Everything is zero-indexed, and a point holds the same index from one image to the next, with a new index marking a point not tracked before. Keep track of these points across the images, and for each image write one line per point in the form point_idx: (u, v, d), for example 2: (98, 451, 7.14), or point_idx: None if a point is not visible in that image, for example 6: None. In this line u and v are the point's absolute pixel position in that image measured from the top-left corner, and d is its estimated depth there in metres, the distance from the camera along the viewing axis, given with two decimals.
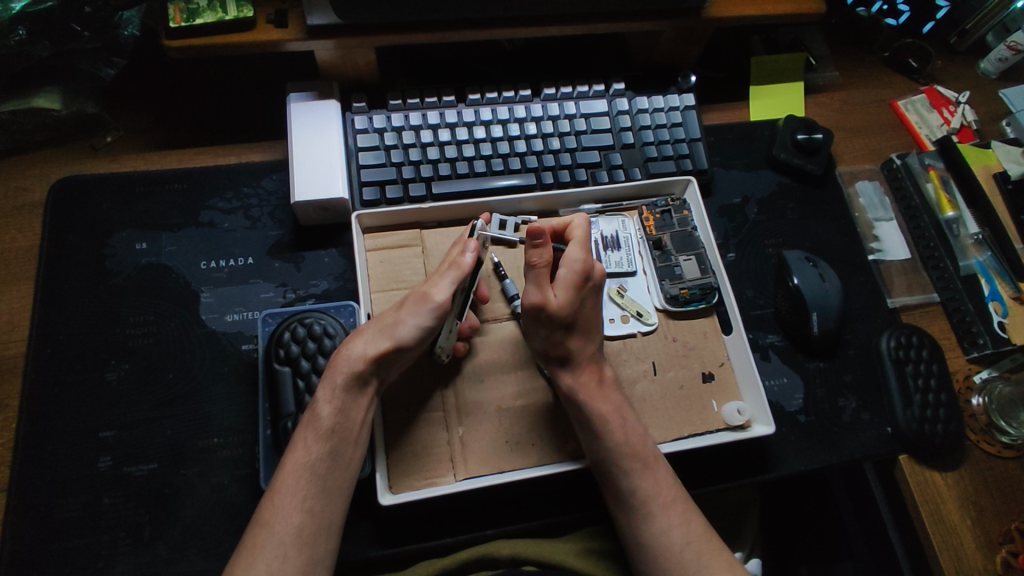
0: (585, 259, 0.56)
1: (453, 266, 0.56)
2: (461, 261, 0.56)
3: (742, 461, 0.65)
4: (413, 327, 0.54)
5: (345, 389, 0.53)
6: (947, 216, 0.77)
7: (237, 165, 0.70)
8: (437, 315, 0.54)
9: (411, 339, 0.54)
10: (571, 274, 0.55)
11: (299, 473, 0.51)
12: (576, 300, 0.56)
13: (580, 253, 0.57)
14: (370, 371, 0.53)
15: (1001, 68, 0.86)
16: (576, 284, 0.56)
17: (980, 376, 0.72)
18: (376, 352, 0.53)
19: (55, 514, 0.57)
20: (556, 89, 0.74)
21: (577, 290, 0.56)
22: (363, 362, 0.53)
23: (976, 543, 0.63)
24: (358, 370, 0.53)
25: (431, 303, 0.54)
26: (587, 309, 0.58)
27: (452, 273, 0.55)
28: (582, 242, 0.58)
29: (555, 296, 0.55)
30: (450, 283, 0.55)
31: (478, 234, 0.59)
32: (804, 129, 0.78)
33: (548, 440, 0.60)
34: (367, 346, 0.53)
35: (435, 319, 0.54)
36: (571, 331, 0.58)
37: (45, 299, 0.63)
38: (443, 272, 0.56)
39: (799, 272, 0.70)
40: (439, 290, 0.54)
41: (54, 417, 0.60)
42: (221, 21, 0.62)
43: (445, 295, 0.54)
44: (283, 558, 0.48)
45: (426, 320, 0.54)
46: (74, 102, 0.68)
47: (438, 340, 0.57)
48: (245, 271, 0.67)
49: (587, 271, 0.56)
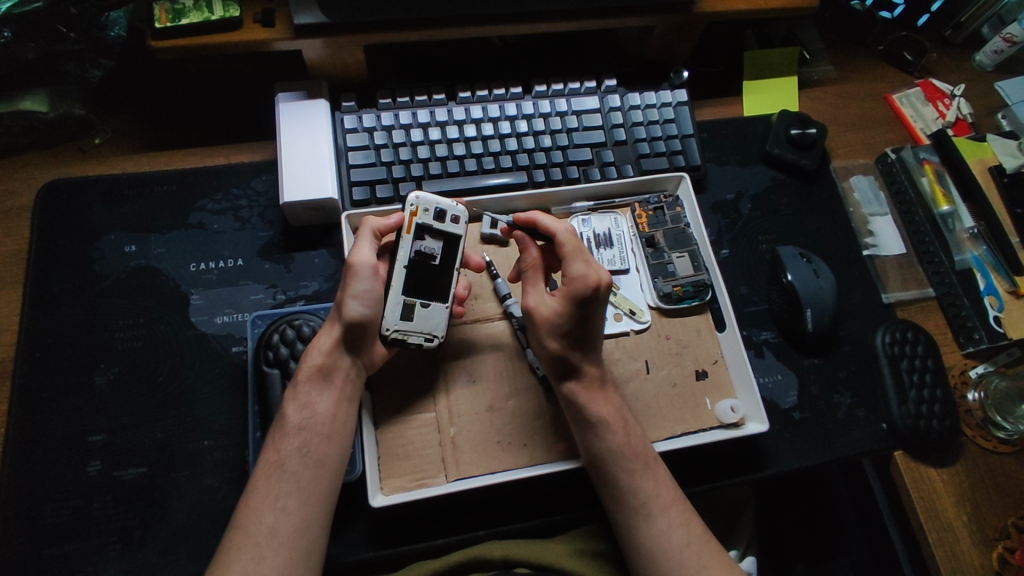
0: (586, 274, 0.54)
1: (365, 230, 0.57)
2: (367, 222, 0.57)
3: (735, 459, 0.65)
4: (350, 299, 0.55)
5: (308, 384, 0.54)
6: (942, 210, 0.77)
7: (226, 166, 0.70)
8: (368, 278, 0.55)
9: (353, 310, 0.55)
10: (569, 291, 0.54)
11: (270, 472, 0.51)
12: (575, 314, 0.55)
13: (581, 266, 0.55)
14: (332, 360, 0.55)
15: (997, 60, 0.86)
16: (577, 299, 0.54)
17: (976, 371, 0.71)
18: (330, 340, 0.55)
19: (45, 519, 0.57)
20: (547, 86, 0.73)
21: (575, 306, 0.54)
22: (319, 352, 0.55)
23: (972, 539, 0.63)
24: (318, 361, 0.54)
25: (353, 267, 0.55)
26: (594, 319, 0.56)
27: (367, 237, 0.57)
28: (586, 255, 0.56)
29: (548, 305, 0.56)
30: (364, 244, 0.56)
31: (410, 206, 0.56)
32: (798, 124, 0.78)
33: (540, 440, 0.60)
34: (322, 338, 0.56)
35: (365, 279, 0.55)
36: (572, 342, 0.56)
37: (33, 303, 0.63)
38: (358, 238, 0.57)
39: (793, 268, 0.69)
40: (358, 253, 0.55)
41: (42, 421, 0.59)
42: (207, 21, 0.61)
43: (363, 255, 0.55)
44: (260, 559, 0.48)
45: (359, 287, 0.55)
46: (61, 103, 0.68)
47: (386, 323, 0.56)
48: (235, 272, 0.67)
49: (593, 287, 0.54)
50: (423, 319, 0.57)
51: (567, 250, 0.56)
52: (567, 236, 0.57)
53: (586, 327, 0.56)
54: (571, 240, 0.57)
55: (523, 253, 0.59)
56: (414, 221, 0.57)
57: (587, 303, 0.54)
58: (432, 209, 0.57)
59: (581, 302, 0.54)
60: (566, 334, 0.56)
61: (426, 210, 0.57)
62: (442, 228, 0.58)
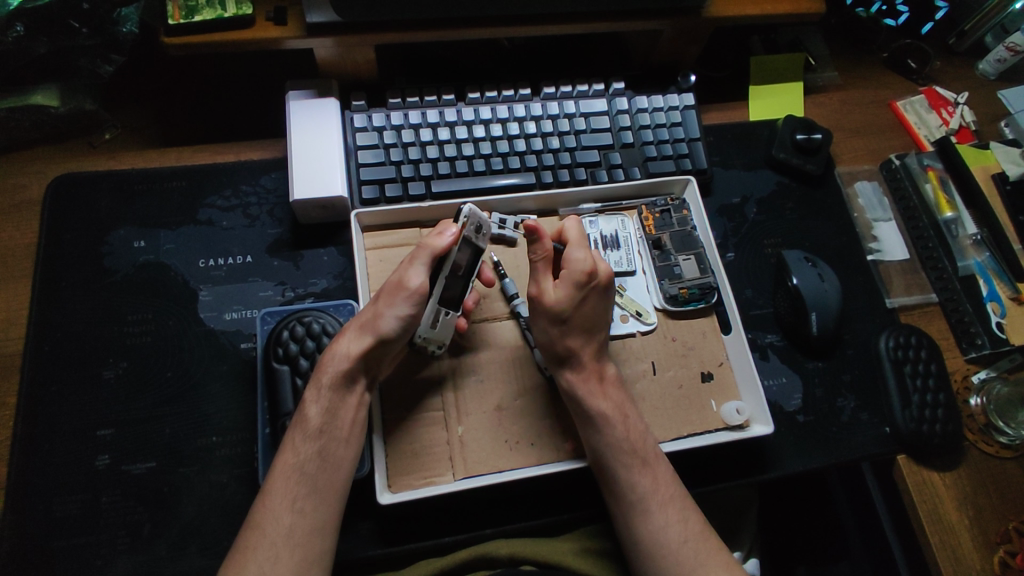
0: (587, 258, 0.57)
1: (425, 248, 0.55)
2: (430, 242, 0.55)
3: (741, 461, 0.65)
4: (393, 318, 0.54)
5: (332, 390, 0.53)
6: (947, 216, 0.77)
7: (236, 163, 0.70)
8: (416, 304, 0.54)
9: (392, 330, 0.54)
10: (569, 273, 0.56)
11: (289, 474, 0.51)
12: (575, 297, 0.56)
13: (582, 252, 0.57)
14: (356, 369, 0.54)
15: (1000, 69, 0.87)
16: (576, 281, 0.56)
17: (978, 376, 0.72)
18: (359, 350, 0.54)
19: (54, 512, 0.57)
20: (556, 88, 0.74)
21: (577, 288, 0.56)
22: (348, 361, 0.54)
23: (975, 543, 0.63)
24: (344, 368, 0.53)
25: (409, 289, 0.54)
26: (593, 308, 0.58)
27: (423, 257, 0.55)
28: (585, 241, 0.58)
29: (551, 291, 0.57)
30: (423, 266, 0.55)
31: (465, 219, 0.57)
32: (803, 130, 0.78)
33: (546, 439, 0.60)
34: (350, 343, 0.54)
35: (416, 305, 0.54)
36: (571, 328, 0.57)
37: (44, 297, 0.63)
38: (414, 256, 0.55)
39: (798, 272, 0.70)
40: (414, 275, 0.54)
41: (52, 415, 0.59)
42: (220, 19, 0.62)
43: (420, 280, 0.54)
44: (276, 559, 0.48)
45: (405, 310, 0.54)
46: (72, 99, 0.68)
47: (419, 330, 0.57)
48: (243, 269, 0.67)
49: (590, 271, 0.56)
50: (444, 329, 0.57)
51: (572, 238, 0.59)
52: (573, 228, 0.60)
53: (586, 315, 0.58)
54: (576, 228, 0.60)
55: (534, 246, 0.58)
56: (462, 235, 0.56)
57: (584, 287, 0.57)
58: (475, 224, 0.57)
59: (580, 284, 0.56)
60: (567, 321, 0.57)
61: (471, 225, 0.57)
62: (474, 242, 0.57)
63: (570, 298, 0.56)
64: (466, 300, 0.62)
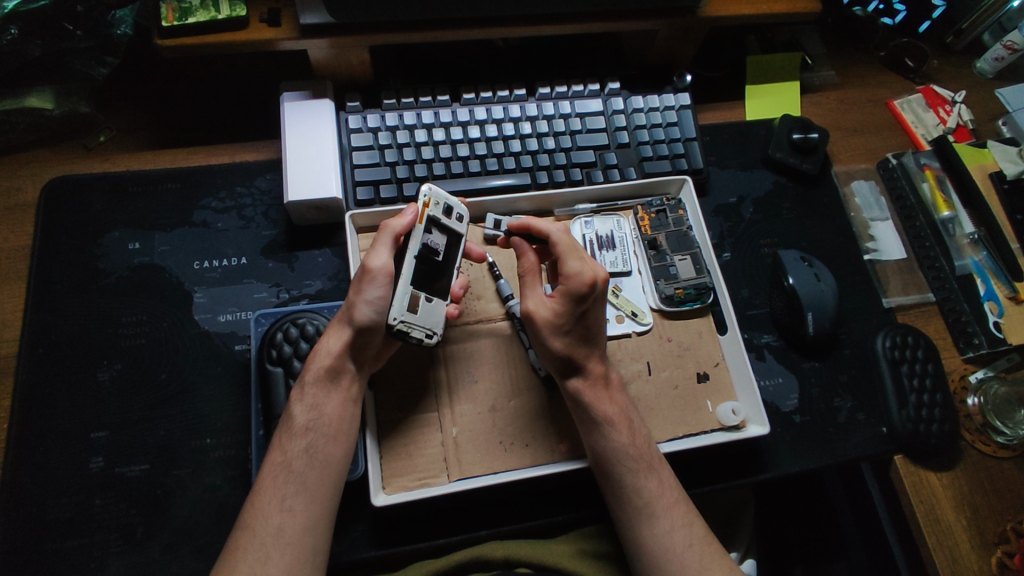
0: (582, 270, 0.55)
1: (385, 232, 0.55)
2: (388, 224, 0.55)
3: (736, 462, 0.65)
4: (364, 305, 0.53)
5: (316, 386, 0.54)
6: (943, 216, 0.77)
7: (231, 165, 0.70)
8: (384, 284, 0.53)
9: (363, 314, 0.53)
10: (566, 287, 0.55)
11: (277, 473, 0.51)
12: (575, 311, 0.55)
13: (577, 263, 0.56)
14: (341, 363, 0.54)
15: (997, 68, 0.86)
16: (574, 294, 0.55)
17: (975, 376, 0.71)
18: (339, 344, 0.54)
19: (47, 514, 0.57)
20: (551, 89, 0.73)
21: (577, 302, 0.55)
22: (330, 356, 0.54)
23: (972, 543, 0.63)
24: (327, 363, 0.54)
25: (372, 272, 0.53)
26: (596, 315, 0.57)
27: (385, 241, 0.55)
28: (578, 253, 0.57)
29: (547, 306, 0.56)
30: (384, 249, 0.54)
31: (425, 195, 0.56)
32: (800, 129, 0.78)
33: (541, 442, 0.60)
34: (331, 340, 0.54)
35: (384, 286, 0.53)
36: (575, 338, 0.57)
37: (37, 300, 0.63)
38: (376, 241, 0.55)
39: (794, 272, 0.70)
40: (375, 257, 0.54)
41: (45, 417, 0.59)
42: (213, 20, 0.62)
43: (381, 261, 0.53)
44: (266, 558, 0.48)
45: (372, 293, 0.53)
46: (67, 101, 0.68)
47: (393, 313, 0.54)
48: (238, 271, 0.67)
49: (589, 283, 0.55)
50: (427, 313, 0.56)
51: (562, 248, 0.58)
52: (561, 235, 0.59)
53: (588, 323, 0.57)
54: (564, 238, 0.58)
55: (521, 258, 0.59)
56: (425, 213, 0.56)
57: (585, 300, 0.55)
58: (441, 204, 0.58)
59: (578, 298, 0.55)
60: (568, 331, 0.56)
61: (437, 204, 0.57)
62: (448, 224, 0.58)
63: (568, 311, 0.55)
64: (454, 286, 0.62)
